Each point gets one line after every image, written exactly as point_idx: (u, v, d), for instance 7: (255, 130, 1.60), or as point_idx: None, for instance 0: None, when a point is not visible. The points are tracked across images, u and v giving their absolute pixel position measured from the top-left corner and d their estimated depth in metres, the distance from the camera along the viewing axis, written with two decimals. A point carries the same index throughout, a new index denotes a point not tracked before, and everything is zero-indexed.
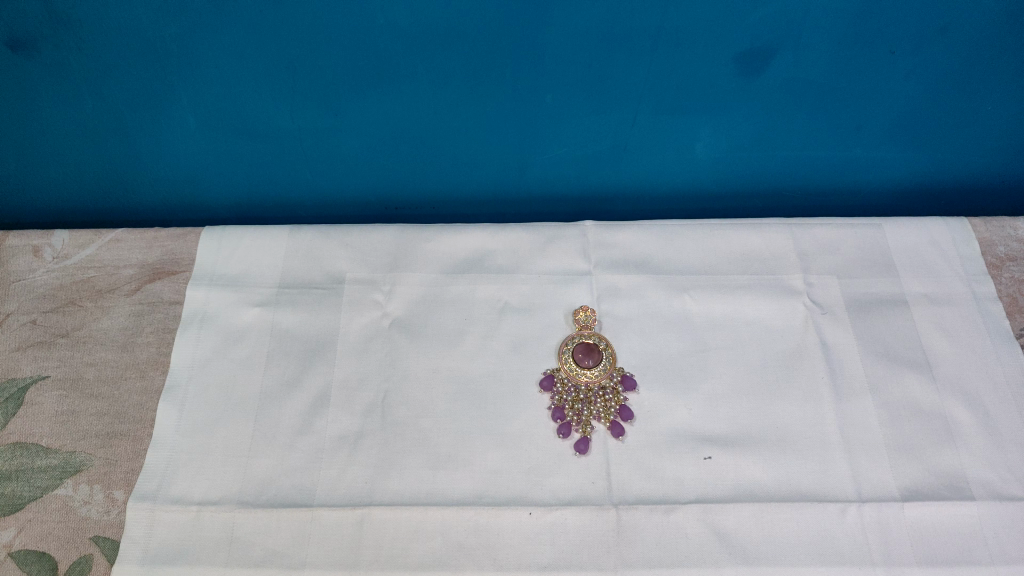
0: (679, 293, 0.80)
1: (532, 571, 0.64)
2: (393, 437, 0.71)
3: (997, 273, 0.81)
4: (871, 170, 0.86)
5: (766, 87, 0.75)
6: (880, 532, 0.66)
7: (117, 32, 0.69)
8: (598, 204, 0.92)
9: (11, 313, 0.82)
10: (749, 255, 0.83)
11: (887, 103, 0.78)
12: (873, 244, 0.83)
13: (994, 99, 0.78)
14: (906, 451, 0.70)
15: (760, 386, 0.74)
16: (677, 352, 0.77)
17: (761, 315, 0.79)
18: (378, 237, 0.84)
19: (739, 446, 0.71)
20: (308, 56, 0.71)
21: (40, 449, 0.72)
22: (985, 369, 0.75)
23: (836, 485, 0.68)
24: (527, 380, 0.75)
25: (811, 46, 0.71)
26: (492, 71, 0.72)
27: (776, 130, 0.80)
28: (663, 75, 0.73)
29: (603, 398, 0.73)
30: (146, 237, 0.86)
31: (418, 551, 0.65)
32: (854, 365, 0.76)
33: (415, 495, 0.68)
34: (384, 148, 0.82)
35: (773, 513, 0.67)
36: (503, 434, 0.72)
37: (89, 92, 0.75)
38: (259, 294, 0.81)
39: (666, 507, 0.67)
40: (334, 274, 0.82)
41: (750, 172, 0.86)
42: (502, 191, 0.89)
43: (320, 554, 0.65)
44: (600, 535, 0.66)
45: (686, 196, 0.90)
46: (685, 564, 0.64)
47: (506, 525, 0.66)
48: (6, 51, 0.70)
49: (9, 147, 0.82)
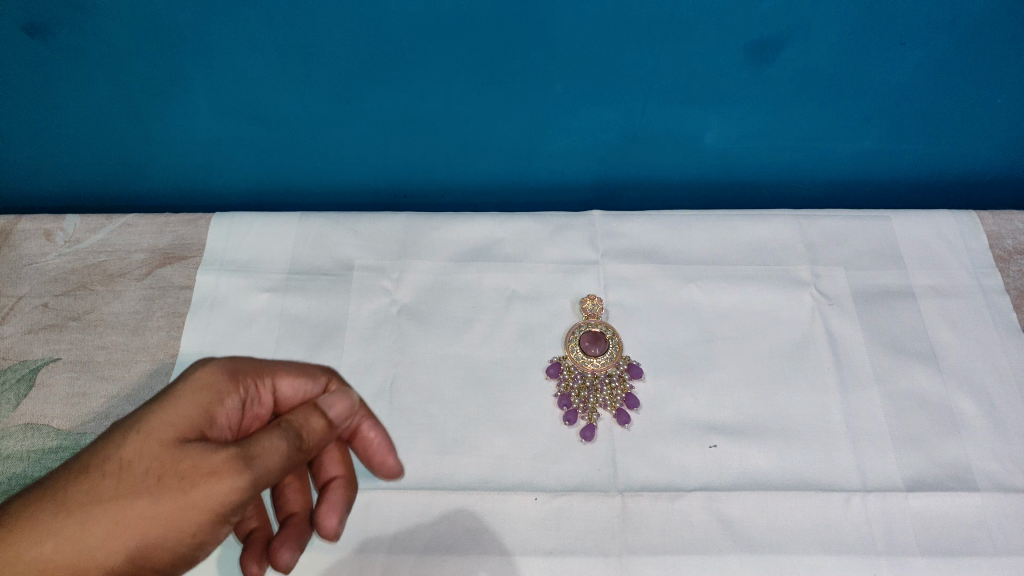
0: (686, 283, 0.81)
1: (537, 556, 0.65)
2: (400, 422, 0.72)
3: (1005, 266, 0.81)
4: (879, 162, 0.86)
5: (776, 79, 0.75)
6: (884, 521, 0.66)
7: (130, 18, 0.69)
8: (607, 194, 0.92)
9: (22, 296, 0.82)
10: (757, 246, 0.83)
11: (897, 95, 0.77)
12: (880, 236, 0.84)
13: (1005, 92, 0.77)
14: (911, 441, 0.71)
15: (766, 376, 0.75)
16: (684, 342, 0.77)
17: (768, 305, 0.79)
18: (387, 225, 0.85)
19: (744, 435, 0.71)
20: (318, 44, 0.71)
21: (51, 430, 0.73)
22: (991, 362, 0.75)
23: (841, 474, 0.69)
24: (533, 367, 0.76)
25: (822, 37, 0.70)
26: (501, 60, 0.72)
27: (785, 121, 0.80)
28: (673, 66, 0.73)
29: (609, 385, 0.74)
30: (157, 223, 0.87)
31: (425, 534, 0.66)
32: (860, 357, 0.76)
33: (423, 479, 0.69)
34: (394, 136, 0.82)
35: (777, 502, 0.67)
36: (510, 420, 0.72)
37: (102, 77, 0.76)
38: (269, 279, 0.82)
39: (671, 495, 0.67)
40: (343, 261, 0.83)
41: (759, 163, 0.87)
42: (510, 181, 0.90)
43: (328, 537, 0.66)
44: (604, 522, 0.66)
45: (694, 186, 0.91)
46: (689, 551, 0.64)
47: (512, 510, 0.67)
48: (22, 36, 0.71)
49: (22, 132, 0.82)
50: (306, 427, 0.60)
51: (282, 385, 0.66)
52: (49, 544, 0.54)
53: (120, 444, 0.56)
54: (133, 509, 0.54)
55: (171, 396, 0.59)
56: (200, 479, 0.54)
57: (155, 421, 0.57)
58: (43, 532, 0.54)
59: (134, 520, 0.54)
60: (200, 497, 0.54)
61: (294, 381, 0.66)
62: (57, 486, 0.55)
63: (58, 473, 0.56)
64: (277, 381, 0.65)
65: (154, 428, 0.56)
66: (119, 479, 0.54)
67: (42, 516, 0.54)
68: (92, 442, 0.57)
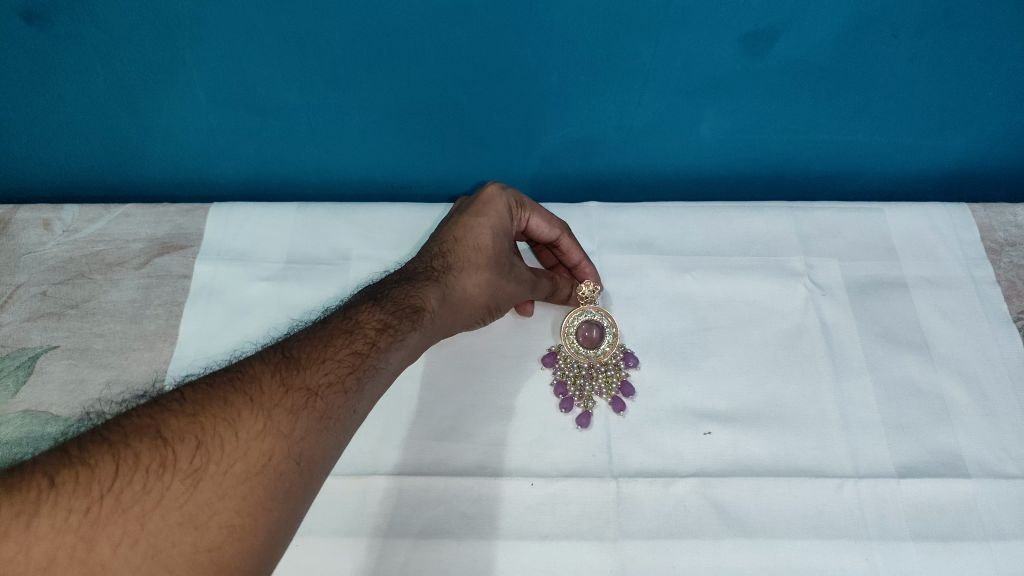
0: (682, 274, 0.82)
1: (533, 540, 0.65)
2: (397, 409, 0.73)
3: (996, 258, 0.82)
4: (872, 154, 0.87)
5: (771, 70, 0.75)
6: (876, 507, 0.67)
7: (128, 6, 0.70)
8: (603, 185, 0.93)
9: (21, 284, 0.83)
10: (751, 238, 0.84)
11: (890, 86, 0.78)
12: (873, 228, 0.85)
13: (998, 84, 0.77)
14: (902, 428, 0.71)
15: (760, 364, 0.75)
16: (679, 331, 0.78)
17: (762, 295, 0.80)
18: (385, 215, 0.87)
19: (739, 423, 0.72)
20: (316, 33, 0.71)
21: (49, 416, 0.72)
22: (982, 352, 0.76)
23: (834, 460, 0.69)
24: (529, 355, 0.77)
25: (815, 28, 0.71)
26: (499, 49, 0.73)
27: (779, 112, 0.81)
28: (668, 58, 0.73)
29: (604, 374, 0.75)
30: (155, 213, 0.88)
31: (422, 519, 0.66)
32: (854, 345, 0.77)
33: (420, 464, 0.69)
34: (391, 126, 0.83)
35: (771, 487, 0.67)
36: (506, 408, 0.73)
37: (101, 66, 0.76)
38: (267, 268, 0.83)
39: (666, 480, 0.68)
40: (340, 251, 0.85)
41: (754, 154, 0.87)
42: (507, 172, 0.90)
43: (324, 521, 0.66)
44: (600, 507, 0.67)
45: (690, 178, 0.92)
46: (683, 536, 0.65)
47: (509, 495, 0.67)
48: (22, 24, 0.71)
49: (21, 120, 0.83)
50: (566, 291, 0.80)
51: (535, 224, 0.76)
52: (473, 281, 0.71)
53: (484, 231, 0.73)
54: (509, 273, 0.73)
55: (499, 205, 0.74)
56: (531, 275, 0.76)
57: (494, 220, 0.74)
58: (465, 272, 0.71)
59: (513, 279, 0.73)
60: (530, 281, 0.75)
61: (544, 223, 0.76)
62: (452, 252, 0.72)
63: (439, 249, 0.73)
64: (534, 218, 0.76)
65: (508, 222, 0.74)
66: (494, 252, 0.73)
67: (460, 263, 0.71)
68: (460, 228, 0.73)
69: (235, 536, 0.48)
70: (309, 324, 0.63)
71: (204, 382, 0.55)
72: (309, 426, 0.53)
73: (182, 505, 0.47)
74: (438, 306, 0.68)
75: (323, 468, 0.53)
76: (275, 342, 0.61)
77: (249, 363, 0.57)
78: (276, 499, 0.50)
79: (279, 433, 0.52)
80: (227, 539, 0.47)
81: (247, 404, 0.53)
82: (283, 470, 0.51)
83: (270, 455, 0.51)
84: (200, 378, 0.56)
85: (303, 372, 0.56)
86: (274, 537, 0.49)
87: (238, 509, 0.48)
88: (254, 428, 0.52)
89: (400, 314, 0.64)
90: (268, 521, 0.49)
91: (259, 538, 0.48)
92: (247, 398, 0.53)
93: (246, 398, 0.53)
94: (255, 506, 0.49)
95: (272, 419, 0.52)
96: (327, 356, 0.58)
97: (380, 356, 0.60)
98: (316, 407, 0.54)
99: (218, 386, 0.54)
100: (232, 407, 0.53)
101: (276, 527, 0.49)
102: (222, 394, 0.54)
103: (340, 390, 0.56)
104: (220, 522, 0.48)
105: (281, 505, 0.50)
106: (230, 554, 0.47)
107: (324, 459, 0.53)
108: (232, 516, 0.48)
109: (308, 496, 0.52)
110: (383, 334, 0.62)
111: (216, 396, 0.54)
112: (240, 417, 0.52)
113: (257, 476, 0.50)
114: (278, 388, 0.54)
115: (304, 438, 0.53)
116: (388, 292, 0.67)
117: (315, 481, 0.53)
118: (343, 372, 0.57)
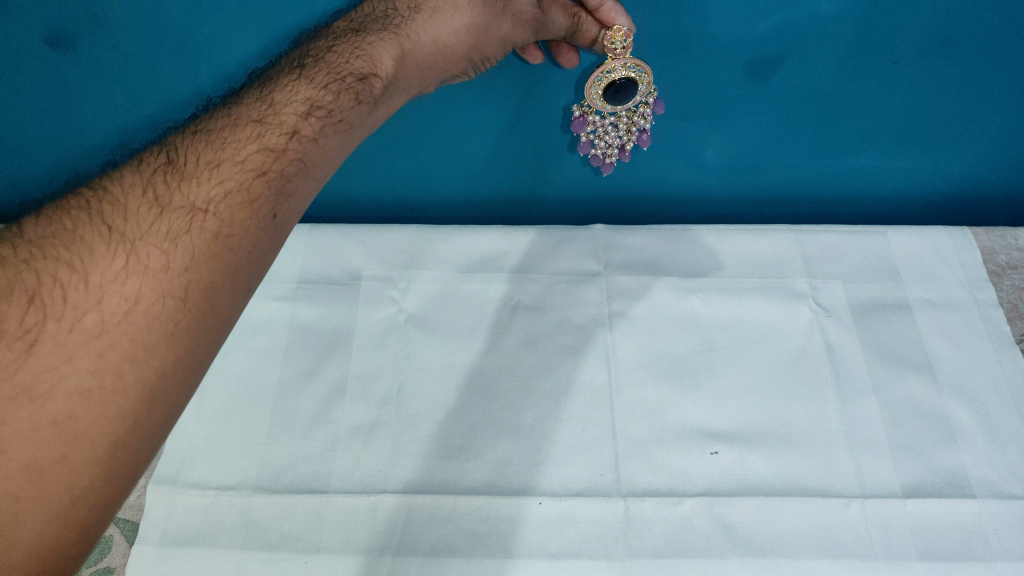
0: (688, 295, 0.82)
1: (542, 559, 0.66)
2: (406, 428, 0.73)
3: (998, 281, 0.83)
4: (876, 178, 0.89)
5: (774, 94, 0.77)
6: (882, 527, 0.68)
7: (147, 34, 0.69)
8: (611, 209, 0.95)
9: None
10: (755, 260, 0.84)
11: (891, 112, 0.79)
12: (876, 251, 0.85)
13: (999, 112, 0.78)
14: (907, 449, 0.73)
15: (766, 385, 0.76)
16: (685, 351, 0.78)
17: (767, 317, 0.81)
18: (398, 236, 0.85)
19: (747, 443, 0.73)
20: None
21: None
22: (987, 373, 0.77)
23: (840, 481, 0.71)
24: (538, 375, 0.77)
25: (815, 58, 0.72)
26: (512, 78, 0.74)
27: (782, 137, 0.83)
28: (673, 83, 0.75)
29: (629, 116, 0.70)
30: None
31: (431, 537, 0.67)
32: (858, 366, 0.77)
33: (428, 482, 0.70)
34: (403, 151, 0.85)
35: (778, 506, 0.69)
36: (514, 427, 0.73)
37: (121, 94, 0.76)
38: (281, 288, 0.82)
39: (674, 499, 0.69)
40: (351, 271, 0.83)
41: (758, 178, 0.89)
42: (518, 196, 0.92)
43: (334, 539, 0.67)
44: (608, 526, 0.68)
45: (696, 202, 0.93)
46: (691, 555, 0.66)
47: (517, 514, 0.68)
48: (43, 52, 0.70)
49: (38, 144, 0.82)
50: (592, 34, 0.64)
51: None
52: (447, 29, 0.64)
53: None
54: (500, 14, 0.64)
55: None
56: (533, 14, 0.64)
57: None
58: (442, 15, 0.64)
59: (506, 22, 0.64)
60: (530, 22, 0.64)
61: None
62: None
63: None
64: None
65: None
66: None
67: (433, 6, 0.64)
68: None
69: (92, 399, 0.42)
70: (218, 106, 0.55)
71: (51, 213, 0.48)
72: (194, 252, 0.46)
73: (14, 375, 0.41)
74: (393, 67, 0.60)
75: (217, 298, 0.46)
76: (161, 144, 0.52)
77: (120, 177, 0.49)
78: (148, 348, 0.44)
79: (146, 270, 0.45)
80: (80, 405, 0.42)
81: (103, 238, 0.45)
82: (155, 313, 0.44)
83: (135, 299, 0.44)
84: (49, 208, 0.48)
85: (186, 185, 0.48)
86: (153, 391, 0.44)
87: (93, 368, 0.42)
88: (111, 268, 0.44)
89: (339, 89, 0.55)
90: (138, 373, 0.43)
91: (127, 397, 0.43)
92: (105, 230, 0.46)
93: (105, 228, 0.46)
94: (117, 362, 0.43)
95: (136, 255, 0.45)
96: (225, 157, 0.50)
97: (312, 139, 0.52)
98: (203, 228, 0.47)
99: (70, 217, 0.46)
100: (84, 242, 0.45)
101: (154, 376, 0.44)
102: (75, 226, 0.46)
103: (238, 201, 0.48)
104: (70, 386, 0.42)
105: (159, 352, 0.44)
106: (87, 418, 0.42)
107: (217, 293, 0.46)
108: (86, 377, 0.42)
109: (202, 337, 0.46)
110: (312, 119, 0.53)
111: (64, 232, 0.46)
112: (94, 254, 0.45)
113: (118, 326, 0.43)
114: (149, 210, 0.47)
115: (187, 269, 0.46)
116: (321, 58, 0.58)
117: (204, 315, 0.45)
118: (247, 176, 0.49)
